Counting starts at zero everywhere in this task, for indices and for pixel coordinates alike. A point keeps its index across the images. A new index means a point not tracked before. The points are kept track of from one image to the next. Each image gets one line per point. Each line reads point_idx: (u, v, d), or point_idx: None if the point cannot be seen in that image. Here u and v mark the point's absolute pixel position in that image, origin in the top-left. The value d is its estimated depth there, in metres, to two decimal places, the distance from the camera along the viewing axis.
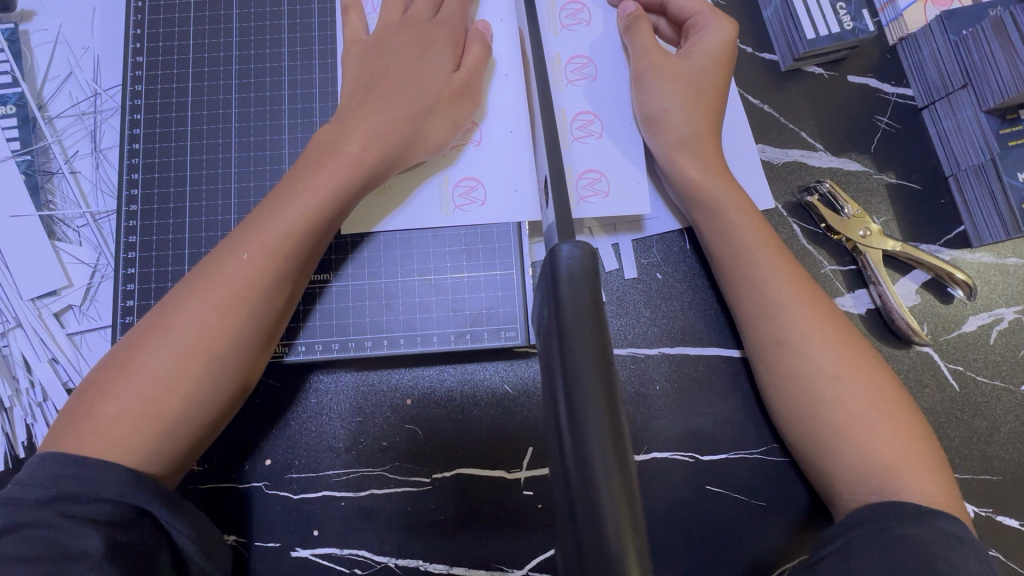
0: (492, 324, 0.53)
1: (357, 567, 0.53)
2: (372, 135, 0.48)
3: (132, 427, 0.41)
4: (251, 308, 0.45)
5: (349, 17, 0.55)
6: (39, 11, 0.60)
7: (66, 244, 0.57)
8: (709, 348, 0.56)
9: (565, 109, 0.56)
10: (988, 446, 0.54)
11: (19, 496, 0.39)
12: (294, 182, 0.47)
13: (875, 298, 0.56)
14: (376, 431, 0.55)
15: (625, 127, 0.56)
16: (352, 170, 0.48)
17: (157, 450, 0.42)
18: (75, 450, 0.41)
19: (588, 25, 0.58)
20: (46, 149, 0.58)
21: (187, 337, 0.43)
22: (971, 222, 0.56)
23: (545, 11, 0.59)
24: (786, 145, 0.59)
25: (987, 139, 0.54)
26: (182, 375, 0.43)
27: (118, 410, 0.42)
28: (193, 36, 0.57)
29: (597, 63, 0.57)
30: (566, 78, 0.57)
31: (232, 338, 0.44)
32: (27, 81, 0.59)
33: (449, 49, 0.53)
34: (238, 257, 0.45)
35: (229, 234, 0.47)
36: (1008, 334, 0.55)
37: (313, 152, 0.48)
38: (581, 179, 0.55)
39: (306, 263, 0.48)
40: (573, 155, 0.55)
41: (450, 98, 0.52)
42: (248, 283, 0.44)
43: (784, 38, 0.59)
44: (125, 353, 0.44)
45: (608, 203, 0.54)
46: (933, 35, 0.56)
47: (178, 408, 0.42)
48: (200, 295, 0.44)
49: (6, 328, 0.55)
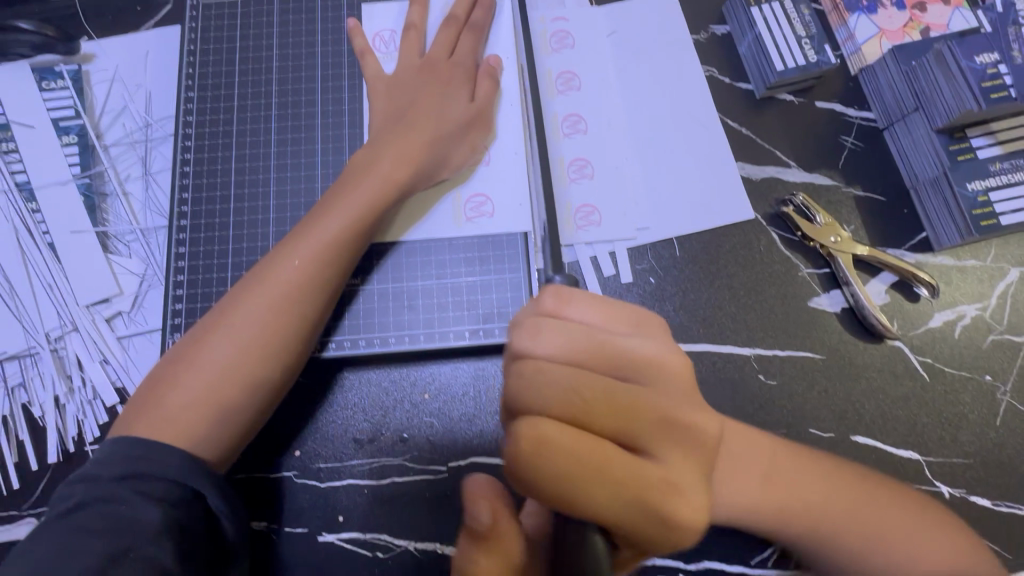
0: (503, 321, 0.59)
1: (379, 551, 0.57)
2: (403, 157, 0.57)
3: (196, 413, 0.48)
4: (297, 310, 0.52)
5: (365, 60, 0.64)
6: (99, 54, 0.68)
7: (118, 256, 0.63)
8: (699, 344, 0.61)
9: (563, 156, 0.66)
10: (958, 431, 0.59)
11: (96, 473, 0.44)
12: (336, 198, 0.55)
13: (847, 298, 0.62)
14: (396, 424, 0.60)
15: (612, 170, 0.65)
16: (384, 187, 0.56)
17: (216, 434, 0.49)
18: (145, 434, 0.47)
19: (579, 90, 0.68)
20: (102, 173, 0.65)
21: (245, 333, 0.50)
22: (931, 228, 0.62)
23: (544, 80, 0.68)
24: (763, 162, 0.66)
25: (939, 154, 0.60)
26: (239, 369, 0.50)
27: (184, 399, 0.49)
28: (237, 74, 0.65)
29: (591, 119, 0.67)
30: (563, 131, 0.66)
31: (281, 336, 0.51)
32: (88, 114, 0.66)
33: (468, 84, 0.62)
34: (286, 266, 0.52)
35: (281, 243, 0.54)
36: (971, 328, 0.61)
37: (352, 169, 0.57)
38: (577, 212, 0.64)
39: (344, 271, 0.54)
40: (571, 193, 0.65)
41: (468, 126, 0.60)
42: (295, 290, 0.52)
43: (757, 70, 0.67)
44: (188, 349, 0.51)
45: (602, 230, 0.64)
46: (888, 66, 0.64)
47: (235, 397, 0.49)
48: (256, 295, 0.51)
49: (63, 332, 0.61)
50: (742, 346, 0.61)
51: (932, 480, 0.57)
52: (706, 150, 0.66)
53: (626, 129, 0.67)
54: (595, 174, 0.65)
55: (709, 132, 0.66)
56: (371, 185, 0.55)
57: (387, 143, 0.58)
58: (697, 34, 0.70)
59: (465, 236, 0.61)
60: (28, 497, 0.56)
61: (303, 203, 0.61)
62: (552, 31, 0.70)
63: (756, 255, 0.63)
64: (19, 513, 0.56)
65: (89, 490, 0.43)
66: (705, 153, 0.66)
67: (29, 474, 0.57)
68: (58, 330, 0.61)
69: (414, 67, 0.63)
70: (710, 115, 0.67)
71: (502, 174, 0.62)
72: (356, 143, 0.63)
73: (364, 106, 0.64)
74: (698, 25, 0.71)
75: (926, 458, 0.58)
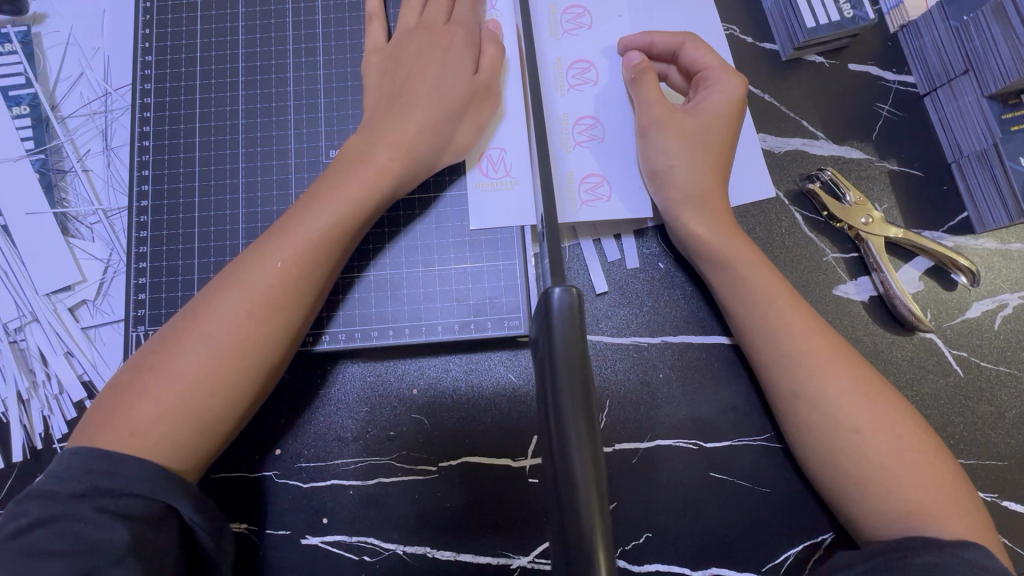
0: (495, 313, 0.54)
1: (365, 555, 0.53)
2: (399, 145, 0.50)
3: (169, 426, 0.42)
4: (282, 316, 0.46)
5: (371, 26, 0.56)
6: (50, 14, 0.61)
7: (79, 240, 0.58)
8: (711, 336, 0.56)
9: (566, 114, 0.58)
10: (993, 432, 0.54)
11: (51, 489, 0.39)
12: (322, 190, 0.48)
13: (877, 285, 0.56)
14: (383, 421, 0.55)
15: (624, 131, 0.57)
16: (377, 180, 0.49)
17: (190, 446, 0.43)
18: (109, 445, 0.41)
19: (589, 29, 0.60)
20: (59, 148, 0.59)
21: (225, 340, 0.44)
22: (974, 207, 0.56)
23: (546, 19, 0.60)
24: (787, 134, 0.59)
25: (989, 124, 0.53)
26: (216, 380, 0.43)
27: (154, 410, 0.42)
28: (200, 35, 0.58)
29: (600, 67, 0.59)
30: (568, 83, 0.59)
31: (262, 342, 0.45)
32: (40, 82, 0.60)
33: (467, 51, 0.54)
34: (264, 266, 0.46)
35: (262, 239, 0.47)
36: (1012, 319, 0.55)
37: (341, 160, 0.50)
38: (582, 184, 0.56)
39: (333, 268, 0.49)
40: (576, 159, 0.57)
41: (469, 98, 0.53)
42: (278, 293, 0.45)
43: (784, 28, 0.60)
44: (155, 356, 0.44)
45: (611, 206, 0.56)
46: (934, 22, 0.56)
47: (214, 410, 0.43)
48: (236, 298, 0.45)
49: (23, 323, 0.57)
50: None
51: None
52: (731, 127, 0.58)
53: None
54: (605, 137, 0.57)
55: None
56: (361, 177, 0.48)
57: (380, 130, 0.50)
58: None
59: (454, 218, 0.55)
60: None
61: (275, 180, 0.55)
62: None
63: (777, 237, 0.57)
64: None
65: (47, 507, 0.38)
66: None
67: None
68: (17, 321, 0.57)
69: (409, 33, 0.55)
70: None
71: (519, 136, 0.56)
72: (334, 113, 0.56)
73: (344, 72, 0.57)
74: None
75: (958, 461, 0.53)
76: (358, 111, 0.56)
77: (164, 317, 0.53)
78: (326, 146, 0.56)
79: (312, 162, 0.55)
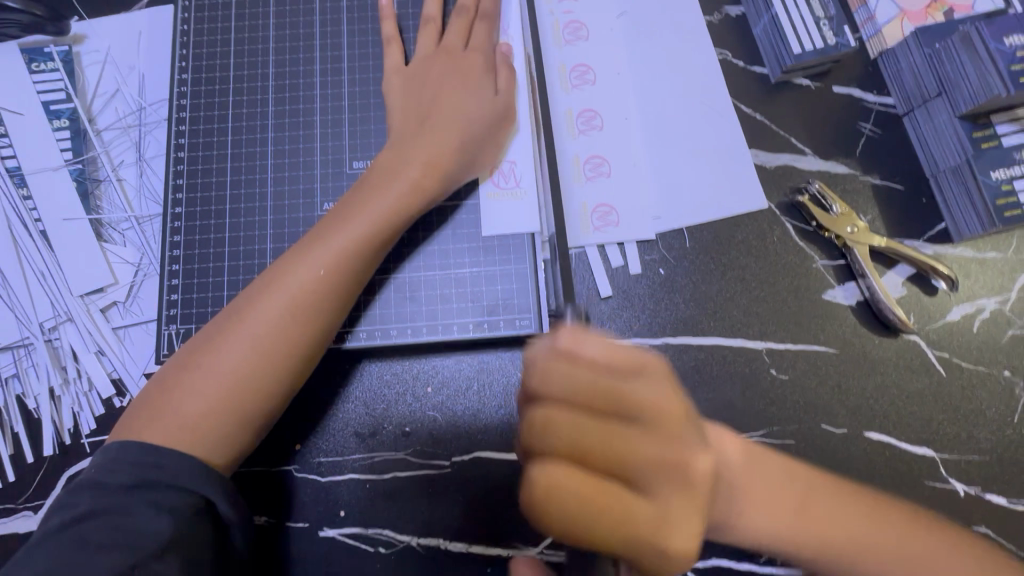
0: (507, 314, 0.57)
1: (381, 547, 0.56)
2: (430, 161, 0.54)
3: (213, 421, 0.45)
4: (318, 318, 0.49)
5: (389, 49, 0.61)
6: (90, 35, 0.66)
7: (112, 245, 0.61)
8: (709, 337, 0.59)
9: (577, 153, 0.63)
10: (974, 428, 0.57)
11: (101, 480, 0.42)
12: (356, 200, 0.52)
13: (863, 290, 0.60)
14: (399, 418, 0.58)
15: (629, 166, 0.63)
16: (409, 193, 0.53)
17: (229, 443, 0.46)
18: (156, 440, 0.44)
19: (594, 84, 0.65)
20: (95, 159, 0.63)
21: (265, 340, 0.47)
22: (951, 218, 0.60)
23: (556, 74, 0.65)
24: (777, 149, 0.64)
25: (962, 142, 0.58)
26: (256, 377, 0.47)
27: (201, 405, 0.46)
28: (233, 56, 0.62)
29: (605, 115, 0.64)
30: (578, 128, 0.64)
31: (300, 342, 0.48)
32: (79, 97, 0.64)
33: (485, 75, 0.59)
34: (304, 270, 0.49)
35: (302, 245, 0.51)
36: (990, 322, 0.59)
37: (375, 170, 0.54)
38: (593, 213, 0.62)
39: (365, 273, 0.52)
40: (587, 191, 0.63)
41: (492, 121, 0.58)
42: (315, 296, 0.49)
43: (773, 53, 0.65)
44: (201, 353, 0.47)
45: (620, 232, 0.62)
46: (909, 50, 0.61)
47: (252, 406, 0.47)
48: (276, 300, 0.48)
49: (57, 322, 0.59)
50: (753, 339, 0.59)
51: (946, 478, 0.56)
52: (722, 143, 0.64)
53: (637, 115, 0.65)
54: (612, 172, 0.63)
55: (722, 118, 0.64)
56: (394, 192, 0.53)
57: (411, 148, 0.55)
58: (710, 15, 0.68)
59: (469, 225, 0.59)
60: (27, 490, 0.55)
61: (301, 189, 0.59)
62: (564, 21, 0.67)
63: (770, 245, 0.61)
64: (17, 506, 0.55)
65: (96, 498, 0.41)
66: (716, 138, 0.64)
67: (26, 467, 0.56)
68: (51, 321, 0.59)
69: (431, 56, 0.60)
70: (724, 102, 0.65)
71: (529, 149, 0.60)
72: (357, 127, 0.60)
73: (366, 90, 0.61)
74: (712, 5, 0.68)
75: (942, 455, 0.56)
76: (381, 127, 0.60)
77: (195, 316, 0.56)
78: (350, 158, 0.60)
79: (336, 173, 0.59)
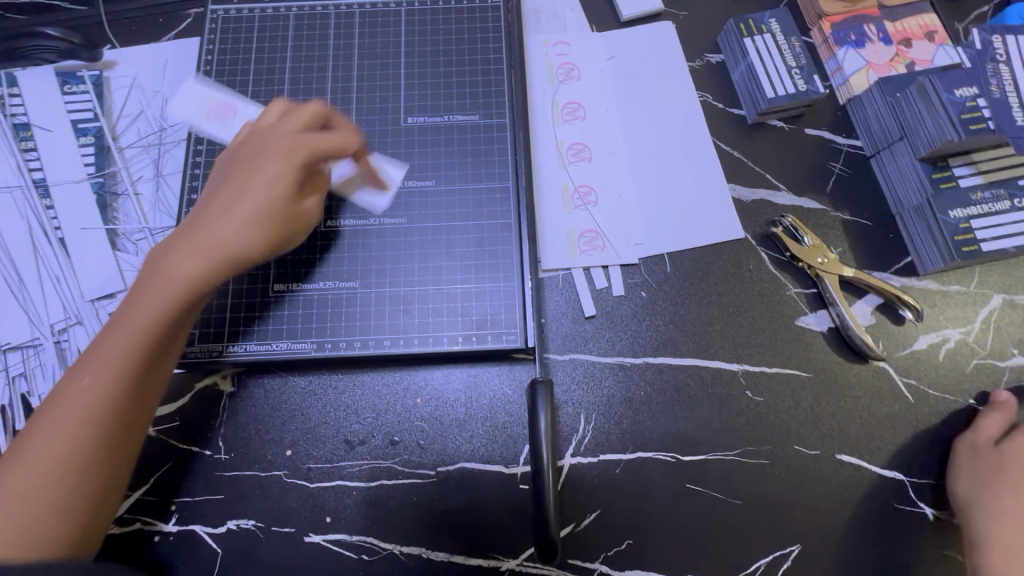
0: (495, 328, 0.60)
1: (364, 553, 0.57)
2: (250, 211, 0.51)
3: (31, 508, 0.44)
4: (136, 365, 0.48)
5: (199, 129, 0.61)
6: (120, 61, 0.71)
7: (125, 254, 0.65)
8: (688, 358, 0.62)
9: (567, 182, 0.68)
10: (942, 454, 0.59)
11: None
12: (182, 249, 0.50)
13: (834, 318, 0.63)
14: (388, 427, 0.60)
15: (615, 195, 0.68)
16: (246, 232, 0.51)
17: (73, 517, 0.46)
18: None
19: (584, 120, 0.70)
20: (115, 174, 0.67)
21: (76, 413, 0.46)
22: (916, 252, 0.64)
23: (549, 110, 0.71)
24: (754, 185, 0.68)
25: (922, 182, 0.62)
26: (78, 453, 0.46)
27: (22, 486, 0.44)
28: (250, 83, 0.68)
29: (594, 148, 0.69)
30: (568, 159, 0.69)
31: (114, 396, 0.47)
32: (105, 117, 0.69)
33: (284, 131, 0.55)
34: (143, 313, 0.49)
35: (136, 297, 0.49)
36: (955, 351, 0.62)
37: (187, 226, 0.51)
38: (581, 237, 0.66)
39: (185, 311, 0.50)
40: (575, 218, 0.67)
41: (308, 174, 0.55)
42: (139, 342, 0.48)
43: (749, 96, 0.70)
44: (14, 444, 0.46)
45: (606, 255, 0.65)
46: (874, 97, 0.67)
47: (79, 481, 0.46)
48: (91, 367, 0.47)
49: (67, 324, 0.62)
50: (730, 362, 0.62)
51: (916, 501, 0.58)
52: (701, 175, 0.68)
53: (623, 149, 0.69)
54: (599, 201, 0.67)
55: (702, 154, 0.69)
56: (233, 223, 0.51)
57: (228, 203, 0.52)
58: (693, 61, 0.74)
59: (464, 244, 0.63)
60: None
61: None
62: (558, 63, 0.73)
63: (746, 273, 0.65)
64: None
65: None
66: (696, 171, 0.68)
67: None
68: (62, 323, 0.62)
69: (264, 127, 0.57)
70: (704, 138, 0.70)
71: (522, 174, 0.65)
72: None
73: (373, 119, 0.67)
74: (694, 52, 0.74)
75: (911, 479, 0.58)
76: (383, 153, 0.65)
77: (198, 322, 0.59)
78: None
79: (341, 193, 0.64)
